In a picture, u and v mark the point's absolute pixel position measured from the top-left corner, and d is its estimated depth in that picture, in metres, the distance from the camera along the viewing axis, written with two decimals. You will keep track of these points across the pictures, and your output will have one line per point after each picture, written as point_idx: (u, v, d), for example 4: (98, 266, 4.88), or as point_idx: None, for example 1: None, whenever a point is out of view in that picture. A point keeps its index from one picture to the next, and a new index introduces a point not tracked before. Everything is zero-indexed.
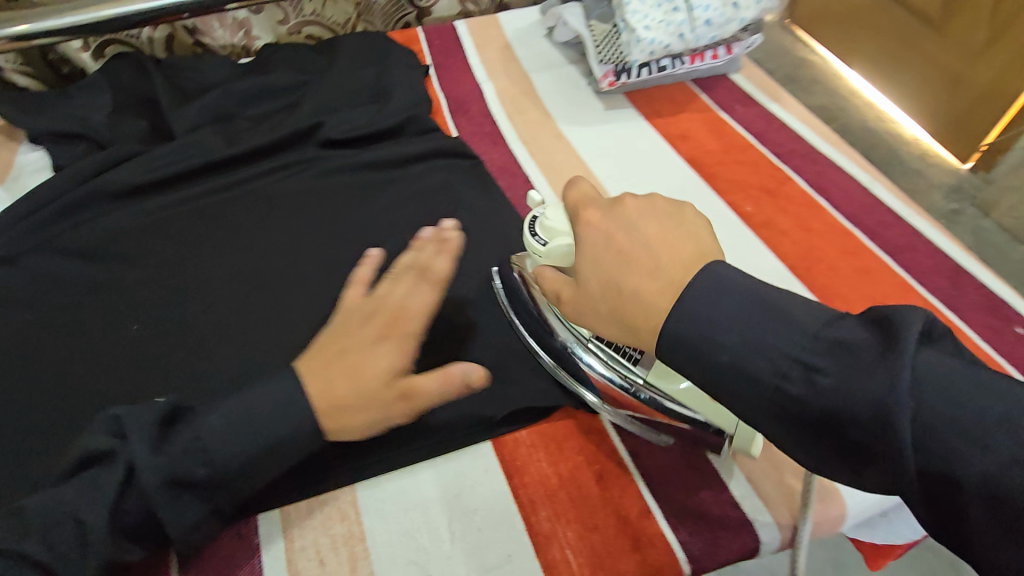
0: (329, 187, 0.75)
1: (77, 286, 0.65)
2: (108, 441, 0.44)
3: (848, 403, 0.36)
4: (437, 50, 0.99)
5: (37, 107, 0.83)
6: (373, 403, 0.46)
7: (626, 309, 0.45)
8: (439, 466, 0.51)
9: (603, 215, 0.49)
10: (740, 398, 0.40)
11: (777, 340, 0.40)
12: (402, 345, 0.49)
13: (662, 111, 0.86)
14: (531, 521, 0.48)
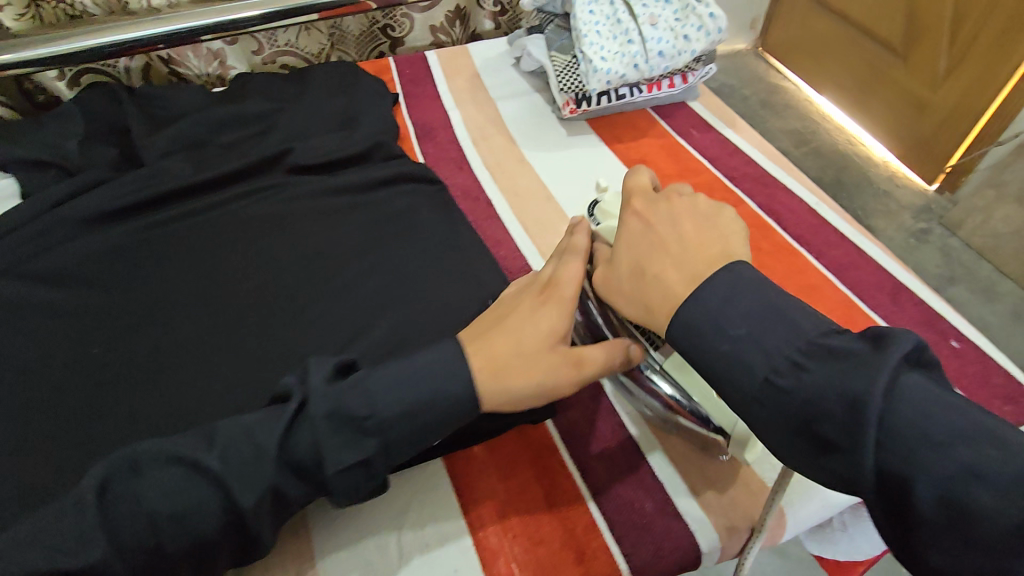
0: (296, 212, 0.76)
1: (38, 309, 0.66)
2: (296, 388, 0.46)
3: (827, 397, 0.37)
4: (408, 79, 1.03)
5: (10, 136, 0.85)
6: (539, 366, 0.49)
7: (647, 291, 0.49)
8: (390, 483, 0.52)
9: (648, 207, 0.55)
10: (731, 384, 0.42)
11: (778, 342, 0.41)
12: (562, 311, 0.51)
13: (622, 137, 0.89)
14: (479, 536, 0.49)
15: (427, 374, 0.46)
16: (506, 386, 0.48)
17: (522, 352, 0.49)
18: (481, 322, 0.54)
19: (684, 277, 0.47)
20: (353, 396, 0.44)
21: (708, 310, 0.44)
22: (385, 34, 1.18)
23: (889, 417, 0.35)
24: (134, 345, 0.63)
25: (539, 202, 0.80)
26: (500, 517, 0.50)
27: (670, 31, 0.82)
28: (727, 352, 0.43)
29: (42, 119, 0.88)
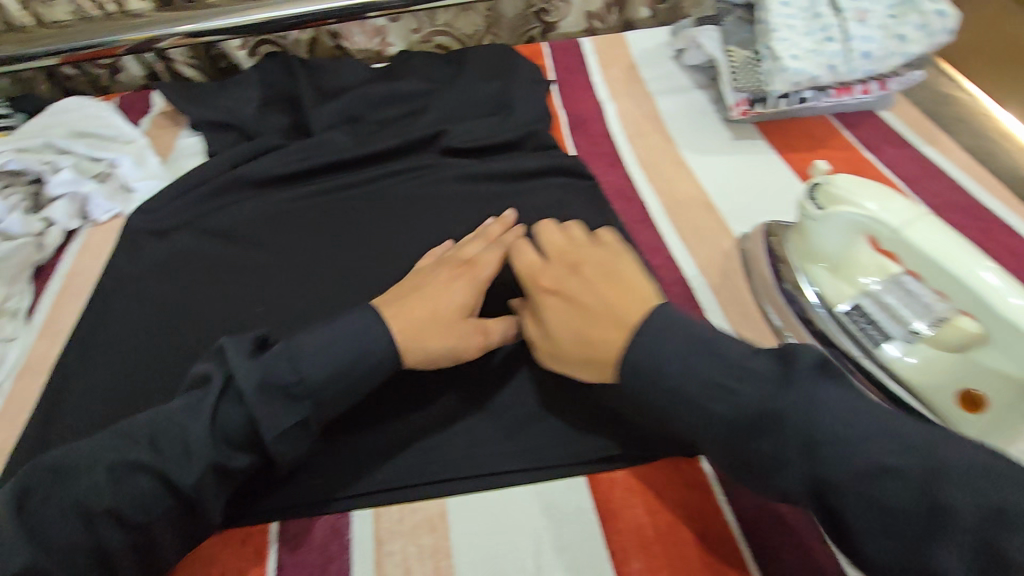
0: (444, 195, 0.76)
1: (213, 263, 0.71)
2: (208, 371, 0.48)
3: (758, 415, 0.42)
4: (562, 66, 0.99)
5: (200, 98, 0.93)
6: (450, 335, 0.53)
7: (601, 351, 0.49)
8: (530, 494, 0.51)
9: (549, 265, 0.58)
10: (688, 423, 0.45)
11: (694, 386, 0.44)
12: (476, 287, 0.57)
13: (797, 145, 0.79)
14: (622, 571, 0.46)
15: (344, 337, 0.49)
16: (427, 348, 0.52)
17: (404, 313, 0.53)
18: (397, 291, 0.57)
19: (620, 330, 0.49)
20: (284, 358, 0.47)
21: (637, 350, 0.47)
22: (539, 19, 1.15)
23: (829, 429, 0.40)
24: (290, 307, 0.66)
25: (698, 208, 0.73)
26: (647, 552, 0.47)
27: (880, 28, 0.72)
28: (672, 385, 0.45)
29: (226, 83, 0.95)
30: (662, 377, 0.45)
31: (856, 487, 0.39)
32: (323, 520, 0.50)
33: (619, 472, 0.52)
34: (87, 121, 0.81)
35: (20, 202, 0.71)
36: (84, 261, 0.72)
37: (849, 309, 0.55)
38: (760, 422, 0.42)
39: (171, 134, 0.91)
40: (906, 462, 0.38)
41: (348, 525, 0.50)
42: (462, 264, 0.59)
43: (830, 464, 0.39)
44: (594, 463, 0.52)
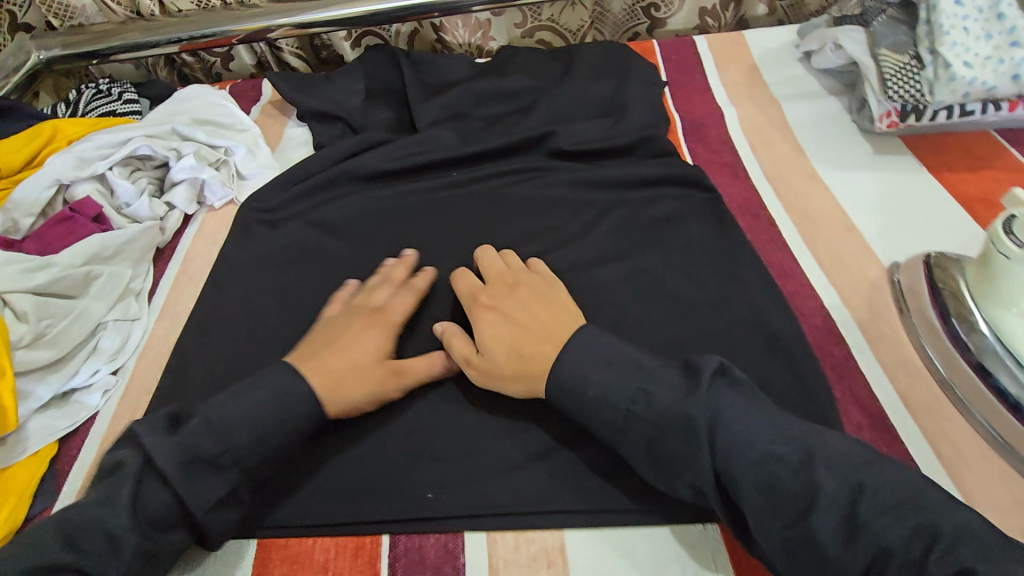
0: (553, 201, 0.73)
1: (319, 257, 0.70)
2: (118, 456, 0.47)
3: (668, 419, 0.45)
4: (675, 66, 0.93)
5: (308, 88, 0.93)
6: (367, 381, 0.54)
7: (518, 363, 0.53)
8: (654, 537, 0.49)
9: (495, 296, 0.59)
10: (602, 421, 0.48)
11: (615, 394, 0.48)
12: (386, 332, 0.58)
13: (955, 165, 0.70)
14: None
15: (277, 383, 0.51)
16: (347, 397, 0.53)
17: (314, 357, 0.55)
18: (312, 341, 0.57)
19: (551, 345, 0.53)
20: (199, 424, 0.48)
21: (573, 373, 0.50)
22: (647, 14, 1.09)
23: (735, 427, 0.44)
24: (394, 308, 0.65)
25: (837, 230, 0.66)
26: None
27: None
28: (597, 399, 0.48)
29: (332, 74, 0.95)
30: (612, 404, 0.47)
31: (751, 478, 0.42)
32: (440, 539, 0.50)
33: None
34: (204, 108, 0.82)
35: (147, 186, 0.72)
36: (199, 246, 0.74)
37: None
38: (657, 423, 0.45)
39: (279, 124, 0.92)
40: (790, 455, 0.42)
41: (463, 548, 0.50)
42: (373, 312, 0.59)
43: (737, 460, 0.42)
44: None
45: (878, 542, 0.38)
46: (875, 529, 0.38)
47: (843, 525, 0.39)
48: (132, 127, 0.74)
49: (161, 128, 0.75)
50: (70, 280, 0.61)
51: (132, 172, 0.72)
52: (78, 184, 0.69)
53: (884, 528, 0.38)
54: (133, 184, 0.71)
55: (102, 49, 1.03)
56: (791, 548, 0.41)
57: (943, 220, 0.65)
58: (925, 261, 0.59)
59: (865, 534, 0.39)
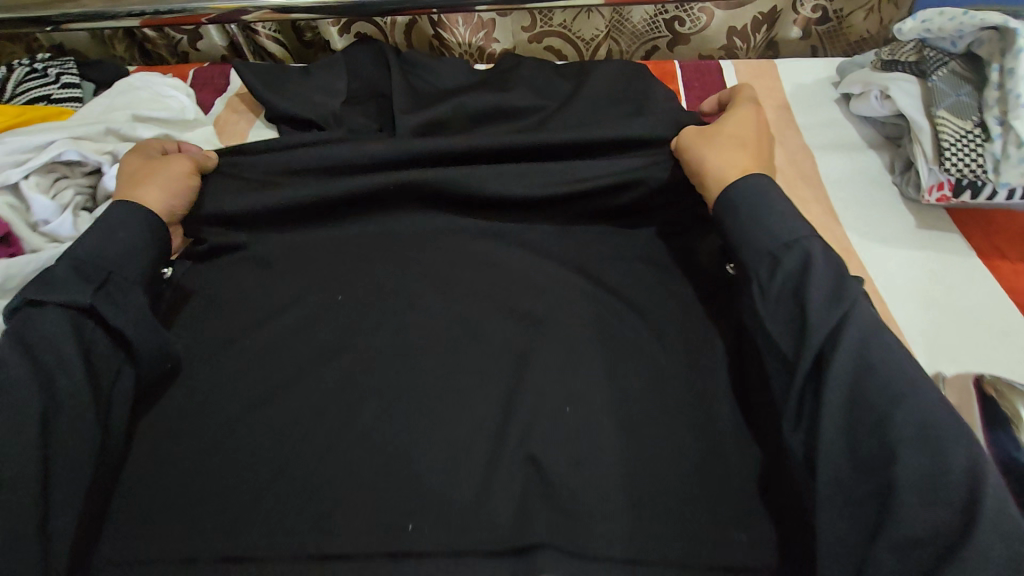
0: (550, 252, 0.63)
1: (273, 299, 0.61)
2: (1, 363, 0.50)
3: (811, 270, 0.46)
4: (697, 96, 0.84)
5: (282, 82, 0.81)
6: (129, 177, 0.60)
7: (721, 146, 0.59)
8: None
9: (755, 125, 0.64)
10: (751, 228, 0.52)
11: (777, 226, 0.50)
12: (141, 150, 0.63)
13: (1009, 251, 0.62)
14: None
15: (134, 228, 0.55)
16: (158, 195, 0.60)
17: (135, 174, 0.61)
18: (116, 180, 0.61)
19: (743, 170, 0.57)
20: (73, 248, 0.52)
21: (749, 201, 0.53)
22: (671, 28, 0.98)
23: (840, 315, 0.44)
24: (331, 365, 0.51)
25: None
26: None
27: None
28: (764, 240, 0.50)
29: (311, 67, 0.84)
30: (772, 230, 0.50)
31: (854, 352, 0.42)
32: None
33: None
34: (149, 102, 0.70)
35: (75, 198, 0.61)
36: None
37: None
38: (802, 276, 0.47)
39: (245, 123, 0.81)
40: (886, 361, 0.41)
41: None
42: (133, 147, 0.64)
43: (857, 334, 0.43)
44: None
45: (924, 476, 0.36)
46: (942, 443, 0.37)
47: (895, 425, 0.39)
48: (56, 128, 0.62)
49: (91, 128, 0.63)
50: None
51: (57, 181, 0.61)
52: None
53: (955, 449, 0.37)
54: (54, 199, 0.59)
55: (51, 16, 0.90)
56: (842, 419, 0.41)
57: (988, 316, 0.57)
58: (977, 380, 0.50)
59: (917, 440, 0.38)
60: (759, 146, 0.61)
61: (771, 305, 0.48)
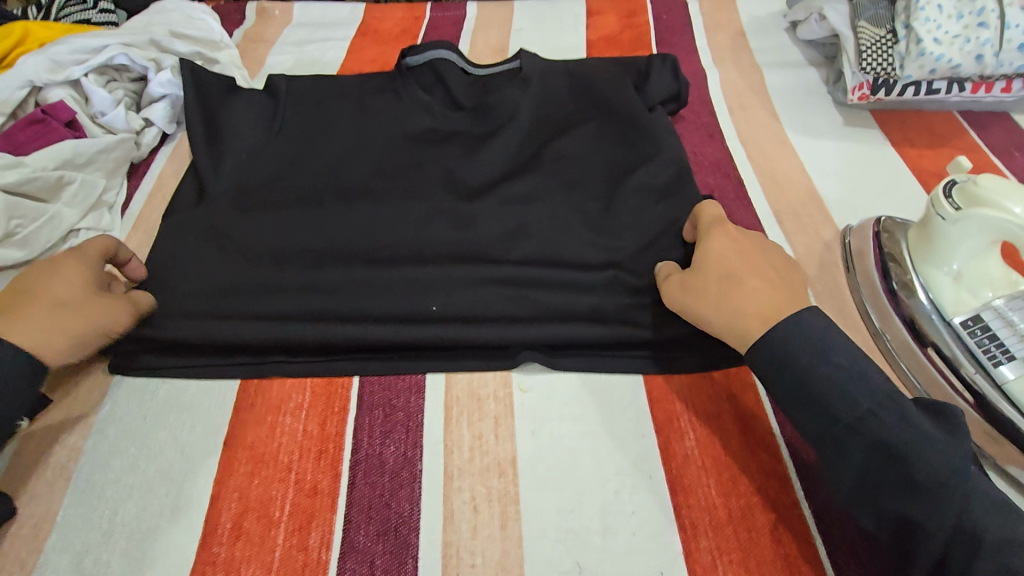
0: (534, 139, 0.72)
1: (298, 178, 0.70)
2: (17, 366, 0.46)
3: (913, 457, 0.37)
4: (665, 26, 0.94)
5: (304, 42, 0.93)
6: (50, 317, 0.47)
7: (728, 289, 0.46)
8: (596, 411, 0.51)
9: (738, 233, 0.52)
10: (812, 406, 0.41)
11: (855, 399, 0.40)
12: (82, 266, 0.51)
13: (916, 140, 0.73)
14: (674, 450, 0.48)
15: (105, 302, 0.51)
16: (55, 343, 0.46)
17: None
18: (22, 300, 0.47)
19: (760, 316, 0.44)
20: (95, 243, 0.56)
21: (782, 360, 0.42)
22: None
23: (965, 493, 0.36)
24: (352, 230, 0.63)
25: (800, 193, 0.68)
26: (701, 472, 0.47)
27: None
28: (824, 390, 0.40)
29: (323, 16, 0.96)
30: (846, 397, 0.40)
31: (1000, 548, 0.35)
32: (398, 418, 0.51)
33: (675, 381, 0.53)
34: (183, 21, 0.80)
35: (124, 98, 0.72)
36: (175, 161, 0.73)
37: (967, 322, 0.48)
38: (897, 466, 0.37)
39: (263, 50, 0.91)
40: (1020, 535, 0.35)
41: (422, 427, 0.50)
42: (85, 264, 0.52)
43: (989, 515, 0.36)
44: (653, 368, 0.53)
45: None
46: None
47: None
48: (109, 33, 0.72)
49: (138, 37, 0.73)
50: (42, 182, 0.61)
51: (109, 83, 0.72)
52: (51, 88, 0.68)
53: None
54: (109, 94, 0.70)
55: None
56: None
57: (894, 189, 0.68)
58: (876, 224, 0.59)
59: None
60: (752, 257, 0.49)
61: (862, 501, 0.39)
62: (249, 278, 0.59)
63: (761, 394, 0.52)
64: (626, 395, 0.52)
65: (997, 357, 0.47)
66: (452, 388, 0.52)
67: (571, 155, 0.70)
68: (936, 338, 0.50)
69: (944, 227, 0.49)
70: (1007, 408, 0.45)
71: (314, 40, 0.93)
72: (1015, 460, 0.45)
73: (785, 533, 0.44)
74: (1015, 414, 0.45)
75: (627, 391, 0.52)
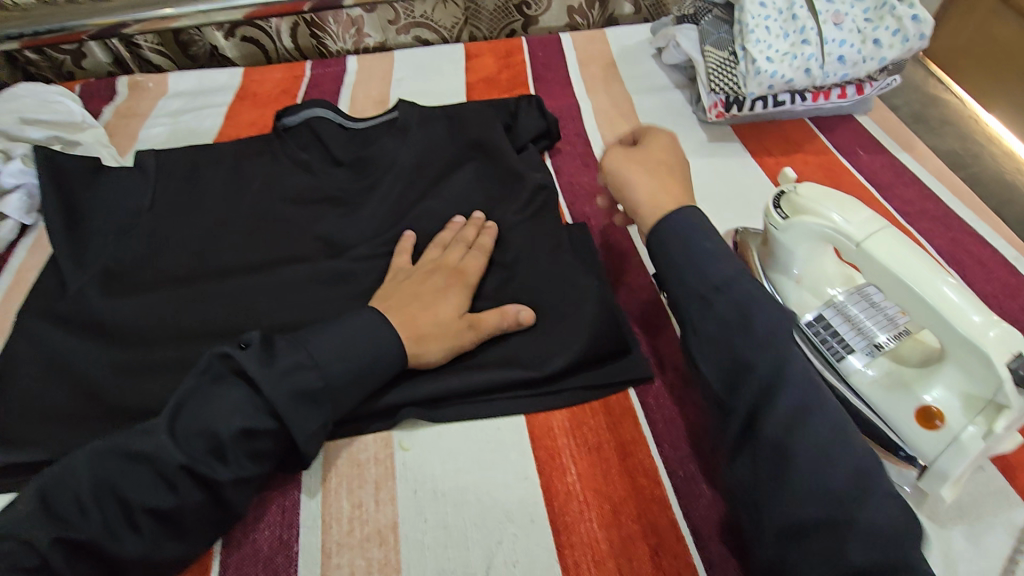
0: (412, 186, 0.73)
1: (169, 254, 0.68)
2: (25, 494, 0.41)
3: (753, 316, 0.44)
4: (540, 63, 0.98)
5: (180, 112, 0.91)
6: (444, 331, 0.54)
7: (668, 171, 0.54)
8: (479, 460, 0.50)
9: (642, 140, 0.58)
10: (689, 265, 0.47)
11: (720, 264, 0.47)
12: (463, 292, 0.58)
13: (773, 149, 0.78)
14: (557, 486, 0.48)
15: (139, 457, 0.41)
16: (433, 348, 0.53)
17: (391, 298, 0.57)
18: (396, 294, 0.57)
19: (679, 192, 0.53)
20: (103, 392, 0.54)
21: (679, 236, 0.49)
22: (520, 12, 1.10)
23: (783, 352, 0.42)
24: (229, 303, 0.62)
25: None
26: (583, 506, 0.47)
27: (856, 32, 0.70)
28: (696, 259, 0.47)
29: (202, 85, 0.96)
30: (709, 266, 0.47)
31: (804, 397, 0.41)
32: (274, 502, 0.48)
33: (558, 416, 0.53)
34: (37, 106, 0.79)
35: None
36: (35, 252, 0.70)
37: (812, 320, 0.51)
38: (744, 323, 0.44)
39: (134, 124, 0.89)
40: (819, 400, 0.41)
41: (299, 508, 0.48)
42: (451, 273, 0.60)
43: (805, 378, 0.41)
44: (536, 407, 0.53)
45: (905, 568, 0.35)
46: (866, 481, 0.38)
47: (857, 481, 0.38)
48: None
49: None
50: None
51: None
52: None
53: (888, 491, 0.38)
54: None
55: None
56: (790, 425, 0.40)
57: (756, 198, 0.72)
58: (734, 235, 0.62)
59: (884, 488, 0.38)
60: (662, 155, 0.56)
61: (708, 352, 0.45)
62: (116, 371, 0.57)
63: (637, 417, 0.52)
64: (509, 438, 0.52)
65: (841, 353, 0.49)
66: (331, 459, 0.51)
67: (448, 199, 0.71)
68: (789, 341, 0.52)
69: (781, 234, 0.52)
70: (854, 399, 0.48)
71: (190, 109, 0.91)
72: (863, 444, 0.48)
73: (664, 559, 0.44)
74: (861, 404, 0.47)
75: (510, 435, 0.52)
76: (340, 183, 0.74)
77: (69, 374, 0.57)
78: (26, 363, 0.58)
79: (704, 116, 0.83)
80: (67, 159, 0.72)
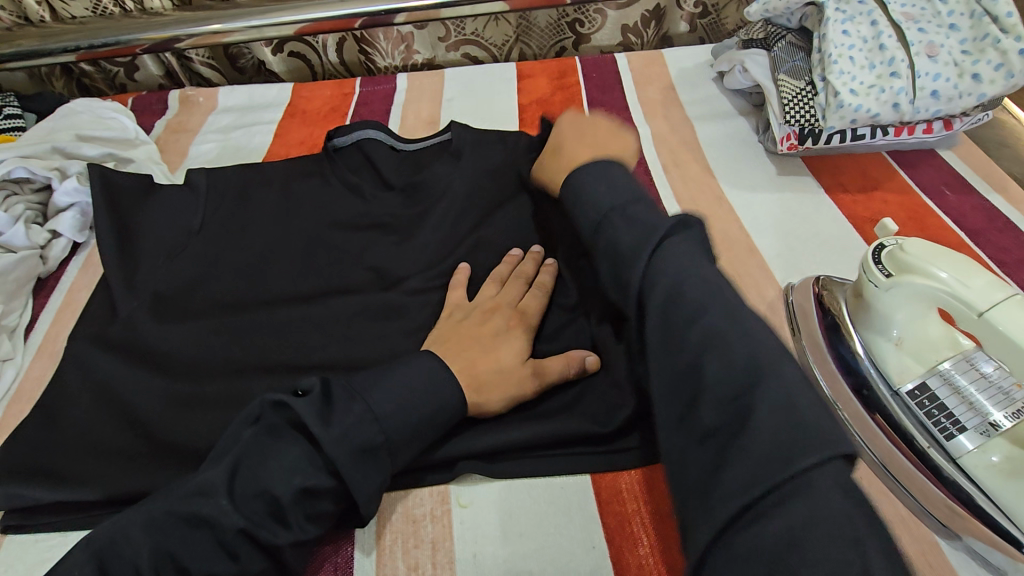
0: (465, 213, 0.70)
1: (217, 280, 0.66)
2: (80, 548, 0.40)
3: (631, 228, 0.46)
4: (595, 85, 0.94)
5: (230, 128, 0.90)
6: (508, 380, 0.51)
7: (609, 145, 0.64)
8: (542, 523, 0.47)
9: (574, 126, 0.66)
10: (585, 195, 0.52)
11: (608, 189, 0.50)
12: (524, 335, 0.55)
13: (849, 185, 0.73)
14: (627, 559, 0.45)
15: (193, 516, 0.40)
16: (495, 399, 0.50)
17: (449, 341, 0.54)
18: (454, 336, 0.54)
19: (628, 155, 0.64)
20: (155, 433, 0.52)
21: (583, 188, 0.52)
22: (572, 29, 1.06)
23: (651, 256, 0.43)
24: (277, 338, 0.60)
25: (739, 251, 0.66)
26: None
27: (951, 65, 0.65)
28: (590, 192, 0.51)
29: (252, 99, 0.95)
30: (597, 195, 0.50)
31: (670, 285, 0.41)
32: (326, 560, 0.46)
33: (625, 477, 0.49)
34: (92, 123, 0.79)
35: (26, 212, 0.69)
36: (86, 272, 0.69)
37: (914, 390, 0.47)
38: (616, 234, 0.46)
39: (185, 139, 0.88)
40: (697, 292, 0.41)
41: (352, 567, 0.46)
42: (512, 314, 0.57)
43: (675, 269, 0.42)
44: (603, 467, 0.49)
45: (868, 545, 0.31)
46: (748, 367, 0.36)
47: (779, 494, 0.32)
48: (6, 148, 0.72)
49: (40, 147, 0.73)
50: None
51: (9, 198, 0.70)
52: None
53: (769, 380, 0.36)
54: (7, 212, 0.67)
55: None
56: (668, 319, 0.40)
57: (833, 239, 0.67)
58: (815, 283, 0.58)
59: (834, 502, 0.31)
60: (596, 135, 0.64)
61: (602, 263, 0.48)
62: (164, 404, 0.55)
63: None
64: (574, 500, 0.48)
65: (949, 429, 0.45)
66: (385, 515, 0.48)
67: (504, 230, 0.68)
68: (888, 410, 0.47)
69: (878, 292, 0.47)
70: (965, 481, 0.43)
71: (240, 125, 0.90)
72: (974, 532, 0.42)
73: None
74: (974, 489, 0.43)
75: (575, 497, 0.48)
76: (391, 209, 0.71)
77: (119, 406, 0.55)
78: (75, 391, 0.57)
79: (771, 147, 0.79)
80: (122, 176, 0.72)
